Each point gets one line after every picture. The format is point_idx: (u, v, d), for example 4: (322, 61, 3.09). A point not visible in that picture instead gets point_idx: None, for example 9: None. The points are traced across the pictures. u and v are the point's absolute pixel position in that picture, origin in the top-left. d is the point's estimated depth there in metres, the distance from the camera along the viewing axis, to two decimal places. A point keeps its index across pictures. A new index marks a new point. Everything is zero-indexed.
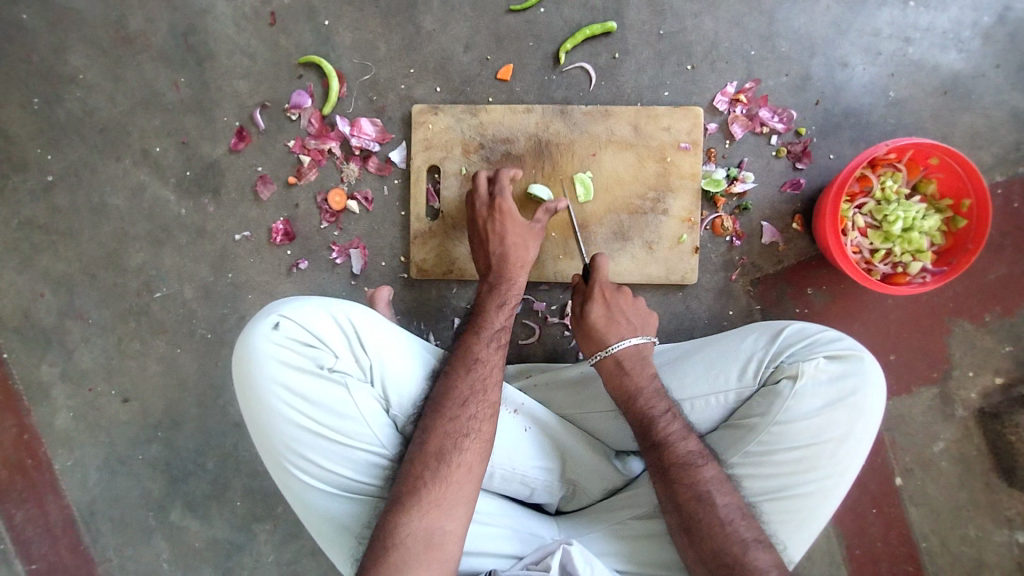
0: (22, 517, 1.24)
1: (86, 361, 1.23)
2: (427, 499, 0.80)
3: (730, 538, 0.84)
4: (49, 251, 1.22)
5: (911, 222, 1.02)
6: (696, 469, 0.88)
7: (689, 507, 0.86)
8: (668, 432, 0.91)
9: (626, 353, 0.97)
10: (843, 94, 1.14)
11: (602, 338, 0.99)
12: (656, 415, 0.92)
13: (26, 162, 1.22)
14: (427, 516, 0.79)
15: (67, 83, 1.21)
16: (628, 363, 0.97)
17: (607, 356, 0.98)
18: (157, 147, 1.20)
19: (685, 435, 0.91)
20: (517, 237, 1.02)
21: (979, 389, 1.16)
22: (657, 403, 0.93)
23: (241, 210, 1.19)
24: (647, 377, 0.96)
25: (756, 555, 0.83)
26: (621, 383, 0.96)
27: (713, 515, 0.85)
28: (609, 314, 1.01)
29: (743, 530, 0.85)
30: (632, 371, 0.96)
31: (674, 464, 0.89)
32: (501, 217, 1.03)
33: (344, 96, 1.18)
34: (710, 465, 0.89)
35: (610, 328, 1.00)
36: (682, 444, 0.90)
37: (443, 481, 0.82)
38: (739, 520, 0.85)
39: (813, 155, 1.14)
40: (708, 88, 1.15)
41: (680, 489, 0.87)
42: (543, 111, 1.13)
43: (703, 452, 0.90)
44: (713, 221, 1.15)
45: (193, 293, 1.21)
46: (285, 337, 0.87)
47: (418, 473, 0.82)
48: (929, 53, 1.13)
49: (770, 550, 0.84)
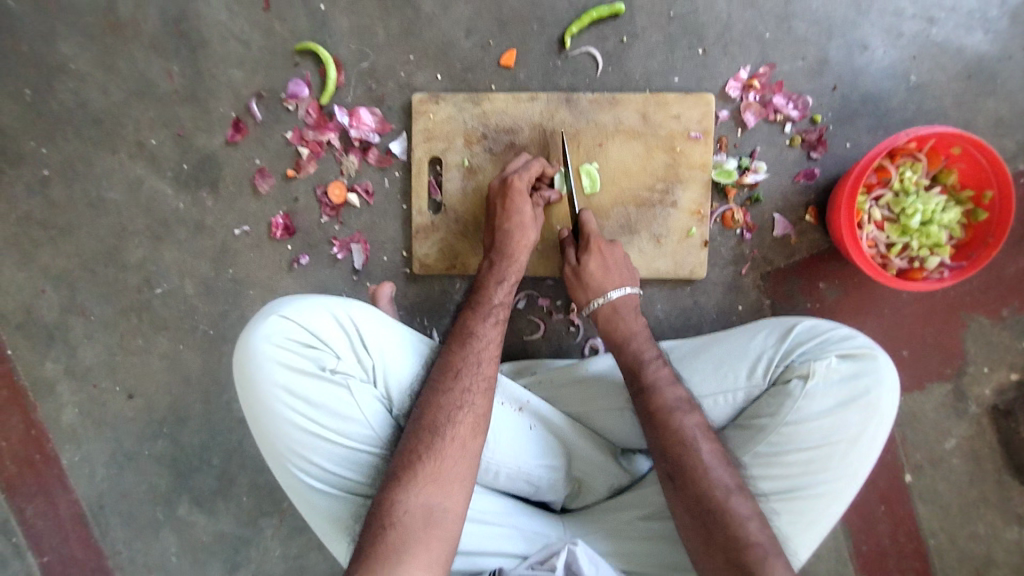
0: (32, 512, 1.25)
1: (90, 357, 1.22)
2: (424, 475, 0.81)
3: (711, 482, 0.83)
4: (48, 247, 1.21)
5: (930, 215, 0.98)
6: (681, 414, 0.88)
7: (674, 451, 0.86)
8: (655, 376, 0.91)
9: (623, 301, 0.99)
10: (861, 79, 1.09)
11: (600, 287, 1.00)
12: (646, 359, 0.93)
13: (21, 156, 1.19)
14: (424, 490, 0.80)
15: (58, 73, 1.18)
16: (623, 310, 0.98)
17: (605, 302, 0.99)
18: (152, 140, 1.18)
19: (673, 382, 0.91)
20: (524, 218, 1.01)
21: (993, 384, 1.14)
22: (647, 348, 0.95)
23: (240, 204, 1.17)
24: (640, 324, 0.98)
25: (737, 502, 0.82)
26: (614, 327, 0.98)
27: (696, 460, 0.85)
28: (605, 264, 1.01)
29: (726, 478, 0.84)
30: (626, 317, 0.98)
31: (660, 408, 0.88)
32: (511, 194, 1.01)
33: (342, 85, 1.14)
34: (695, 412, 0.89)
35: (606, 277, 1.00)
36: (669, 390, 0.90)
37: (438, 454, 0.82)
38: (722, 468, 0.85)
39: (828, 144, 1.09)
40: (720, 74, 1.10)
41: (666, 433, 0.87)
42: (547, 99, 1.09)
43: (688, 400, 0.90)
44: (723, 213, 1.11)
45: (194, 289, 1.19)
46: (286, 338, 0.86)
47: (413, 447, 0.83)
48: (954, 35, 1.08)
49: (750, 497, 0.84)
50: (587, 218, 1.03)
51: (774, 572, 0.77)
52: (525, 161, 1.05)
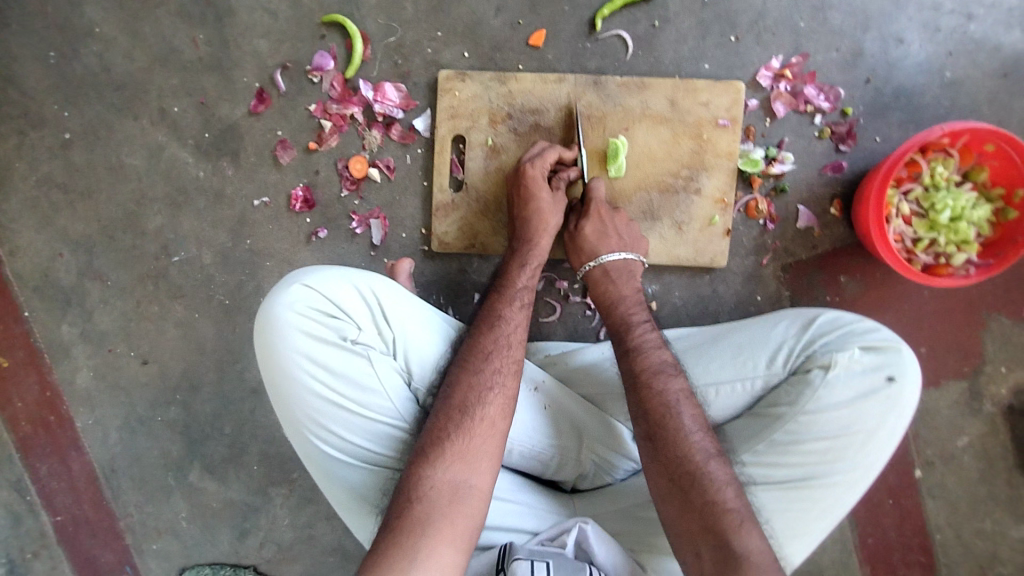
0: (45, 471, 1.26)
1: (106, 322, 1.23)
2: (450, 452, 0.81)
3: (691, 445, 0.83)
4: (67, 210, 1.21)
5: (959, 211, 0.97)
6: (666, 377, 0.89)
7: (657, 413, 0.86)
8: (642, 340, 0.94)
9: (613, 264, 0.99)
10: (895, 73, 1.07)
11: (594, 250, 1.00)
12: (633, 323, 0.95)
13: (44, 119, 1.19)
14: (451, 468, 0.80)
15: (83, 36, 1.17)
16: (614, 273, 0.99)
17: (596, 266, 1.00)
18: (175, 107, 1.17)
19: (659, 346, 0.93)
20: (543, 205, 1.01)
21: (1009, 385, 1.13)
22: (636, 312, 0.96)
23: (261, 175, 1.17)
24: (632, 289, 0.99)
25: (713, 466, 0.81)
26: (605, 291, 0.99)
27: (678, 424, 0.84)
28: (602, 228, 1.02)
29: (706, 442, 0.84)
30: (618, 281, 0.99)
31: (646, 370, 0.90)
32: (528, 182, 1.02)
33: (368, 59, 1.13)
34: (679, 378, 0.89)
35: (602, 241, 1.01)
36: (655, 353, 0.92)
37: (467, 433, 0.82)
38: (702, 434, 0.84)
39: (857, 137, 1.08)
40: (751, 62, 1.09)
41: (650, 395, 0.87)
42: (575, 81, 1.08)
43: (674, 364, 0.91)
44: (747, 203, 1.10)
45: (211, 258, 1.19)
46: (309, 308, 0.86)
47: (442, 425, 0.83)
48: (992, 31, 1.06)
49: (725, 464, 0.82)
50: (594, 184, 1.03)
51: (748, 538, 0.75)
52: (538, 149, 1.04)
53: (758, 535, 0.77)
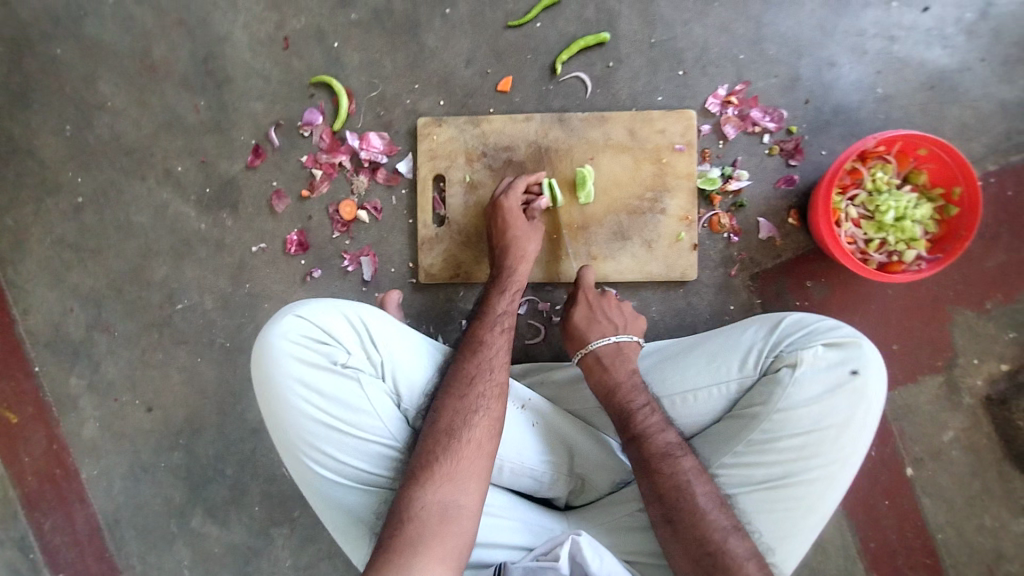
0: (51, 526, 1.29)
1: (112, 372, 1.28)
2: (439, 474, 0.85)
3: (710, 525, 0.86)
4: (78, 268, 1.29)
5: (903, 211, 1.05)
6: (675, 459, 0.91)
7: (671, 496, 0.89)
8: (646, 424, 0.95)
9: (604, 351, 1.03)
10: (832, 93, 1.18)
11: (584, 337, 1.06)
12: (634, 409, 0.96)
13: (58, 186, 1.30)
14: (440, 489, 0.83)
15: (96, 110, 1.30)
16: (607, 360, 1.02)
17: (588, 352, 1.04)
18: (179, 167, 1.28)
19: (663, 428, 0.94)
20: (518, 232, 1.09)
21: (984, 376, 1.17)
22: (636, 396, 0.97)
23: (258, 223, 1.26)
24: (627, 373, 1.00)
25: (734, 542, 0.86)
26: (600, 378, 1.01)
27: (692, 503, 0.88)
28: (591, 315, 1.08)
29: (722, 518, 0.87)
30: (609, 367, 1.01)
31: (655, 454, 0.92)
32: (503, 212, 1.10)
33: (353, 112, 1.24)
34: (688, 456, 0.92)
35: (591, 326, 1.07)
36: (660, 437, 0.93)
37: (454, 456, 0.86)
38: (717, 509, 0.88)
39: (805, 152, 1.17)
40: (700, 92, 1.19)
41: (662, 480, 0.90)
42: (542, 119, 1.18)
43: (681, 443, 0.93)
44: (710, 219, 1.18)
45: (212, 304, 1.26)
46: (301, 335, 0.91)
47: (430, 448, 0.87)
48: (915, 50, 1.17)
49: (746, 537, 0.87)
50: (584, 273, 1.12)
51: None
52: (510, 182, 1.13)
53: None
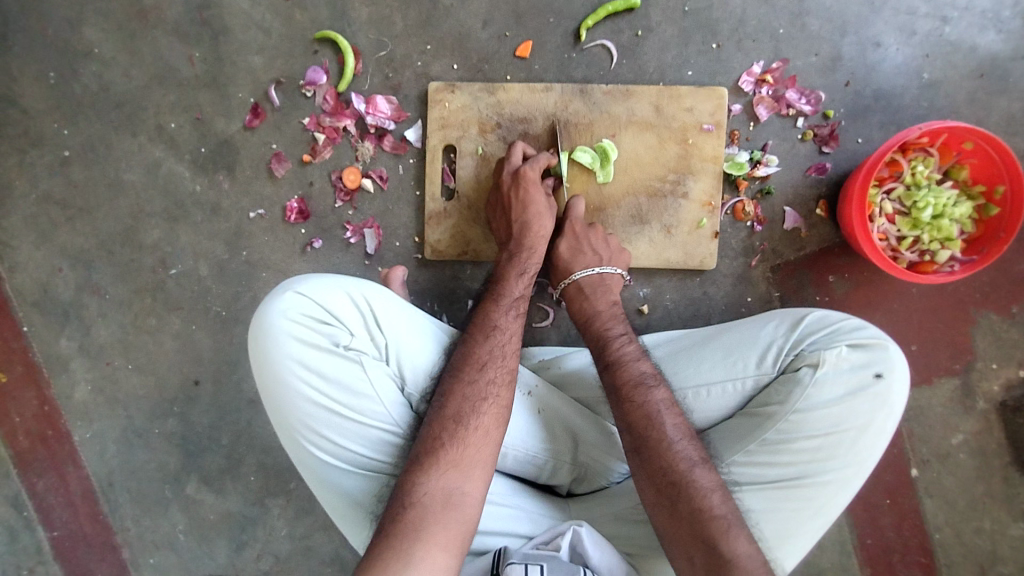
0: (44, 486, 1.27)
1: (104, 336, 1.24)
2: (445, 460, 0.81)
3: (676, 454, 0.82)
4: (66, 226, 1.23)
5: (941, 209, 0.99)
6: (647, 388, 0.88)
7: (639, 425, 0.85)
8: (621, 352, 0.94)
9: (587, 281, 1.01)
10: (874, 76, 1.10)
11: (567, 267, 1.04)
12: (611, 337, 0.96)
13: (44, 137, 1.22)
14: (446, 475, 0.80)
15: (82, 57, 1.20)
16: (589, 289, 1.01)
17: (571, 283, 1.03)
18: (172, 123, 1.20)
19: (638, 358, 0.93)
20: (539, 207, 1.02)
21: (1001, 381, 1.14)
22: (613, 325, 0.97)
23: (256, 187, 1.19)
24: (607, 303, 1.00)
25: (699, 474, 0.80)
26: (580, 306, 1.01)
27: (660, 433, 0.84)
28: (576, 245, 1.04)
29: (689, 450, 0.83)
30: (592, 297, 1.01)
31: (626, 383, 0.89)
32: (525, 185, 1.03)
33: (360, 72, 1.16)
34: (660, 388, 0.89)
35: (576, 257, 1.04)
36: (635, 365, 0.91)
37: (461, 442, 0.83)
38: (685, 441, 0.84)
39: (839, 139, 1.10)
40: (733, 68, 1.11)
41: (632, 407, 0.87)
42: (562, 90, 1.10)
43: (655, 375, 0.91)
44: (734, 206, 1.12)
45: (208, 270, 1.21)
46: (301, 314, 0.87)
47: (436, 434, 0.84)
48: (967, 34, 1.09)
49: (711, 469, 0.82)
50: (573, 202, 1.06)
51: (734, 542, 0.75)
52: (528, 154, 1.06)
53: (746, 540, 0.75)
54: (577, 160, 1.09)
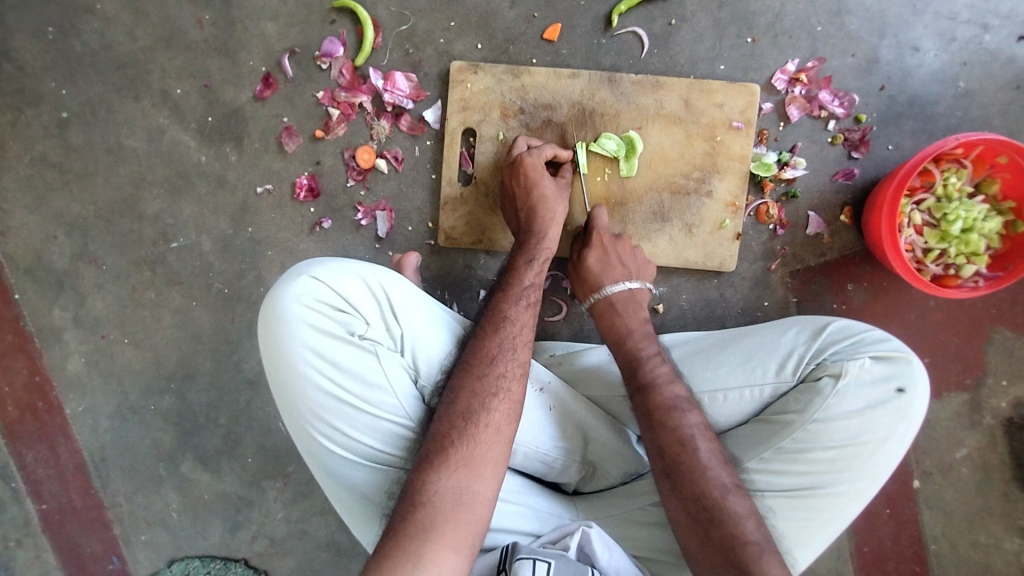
0: (33, 457, 1.23)
1: (99, 307, 1.19)
2: (455, 459, 0.78)
3: (710, 482, 0.81)
4: (62, 192, 1.17)
5: (971, 222, 0.97)
6: (681, 413, 0.87)
7: (672, 450, 0.84)
8: (655, 373, 0.91)
9: (617, 296, 0.98)
10: (910, 81, 1.07)
11: (598, 281, 1.00)
12: (644, 356, 0.93)
13: (40, 96, 1.16)
14: (455, 475, 0.77)
15: (84, 13, 1.14)
16: (620, 305, 0.98)
17: (601, 297, 0.99)
18: (178, 89, 1.14)
19: (673, 379, 0.90)
20: (546, 192, 0.99)
21: (1010, 398, 1.14)
22: (647, 345, 0.94)
23: (264, 161, 1.14)
24: (639, 321, 0.97)
25: (734, 500, 0.80)
26: (612, 323, 0.97)
27: (694, 459, 0.83)
28: (605, 259, 1.01)
29: (724, 476, 0.83)
30: (624, 313, 0.97)
31: (660, 407, 0.87)
32: (527, 172, 0.99)
33: (379, 46, 1.10)
34: (693, 412, 0.87)
35: (606, 272, 1.00)
36: (669, 388, 0.89)
37: (471, 440, 0.80)
38: (720, 466, 0.83)
39: (870, 145, 1.08)
40: (766, 65, 1.08)
41: (665, 432, 0.85)
42: (589, 77, 1.07)
43: (688, 399, 0.89)
44: (758, 207, 1.09)
45: (211, 246, 1.16)
46: (316, 300, 0.84)
47: (446, 431, 0.81)
48: (1007, 43, 1.06)
49: (747, 496, 0.82)
50: (597, 212, 1.03)
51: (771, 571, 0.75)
52: (530, 145, 1.02)
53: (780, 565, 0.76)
54: (601, 147, 1.06)
